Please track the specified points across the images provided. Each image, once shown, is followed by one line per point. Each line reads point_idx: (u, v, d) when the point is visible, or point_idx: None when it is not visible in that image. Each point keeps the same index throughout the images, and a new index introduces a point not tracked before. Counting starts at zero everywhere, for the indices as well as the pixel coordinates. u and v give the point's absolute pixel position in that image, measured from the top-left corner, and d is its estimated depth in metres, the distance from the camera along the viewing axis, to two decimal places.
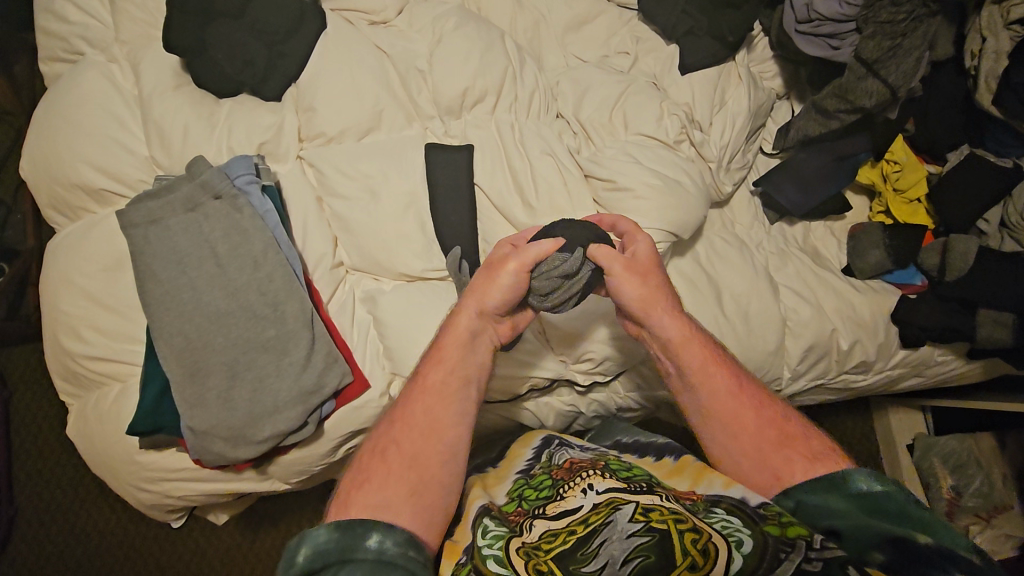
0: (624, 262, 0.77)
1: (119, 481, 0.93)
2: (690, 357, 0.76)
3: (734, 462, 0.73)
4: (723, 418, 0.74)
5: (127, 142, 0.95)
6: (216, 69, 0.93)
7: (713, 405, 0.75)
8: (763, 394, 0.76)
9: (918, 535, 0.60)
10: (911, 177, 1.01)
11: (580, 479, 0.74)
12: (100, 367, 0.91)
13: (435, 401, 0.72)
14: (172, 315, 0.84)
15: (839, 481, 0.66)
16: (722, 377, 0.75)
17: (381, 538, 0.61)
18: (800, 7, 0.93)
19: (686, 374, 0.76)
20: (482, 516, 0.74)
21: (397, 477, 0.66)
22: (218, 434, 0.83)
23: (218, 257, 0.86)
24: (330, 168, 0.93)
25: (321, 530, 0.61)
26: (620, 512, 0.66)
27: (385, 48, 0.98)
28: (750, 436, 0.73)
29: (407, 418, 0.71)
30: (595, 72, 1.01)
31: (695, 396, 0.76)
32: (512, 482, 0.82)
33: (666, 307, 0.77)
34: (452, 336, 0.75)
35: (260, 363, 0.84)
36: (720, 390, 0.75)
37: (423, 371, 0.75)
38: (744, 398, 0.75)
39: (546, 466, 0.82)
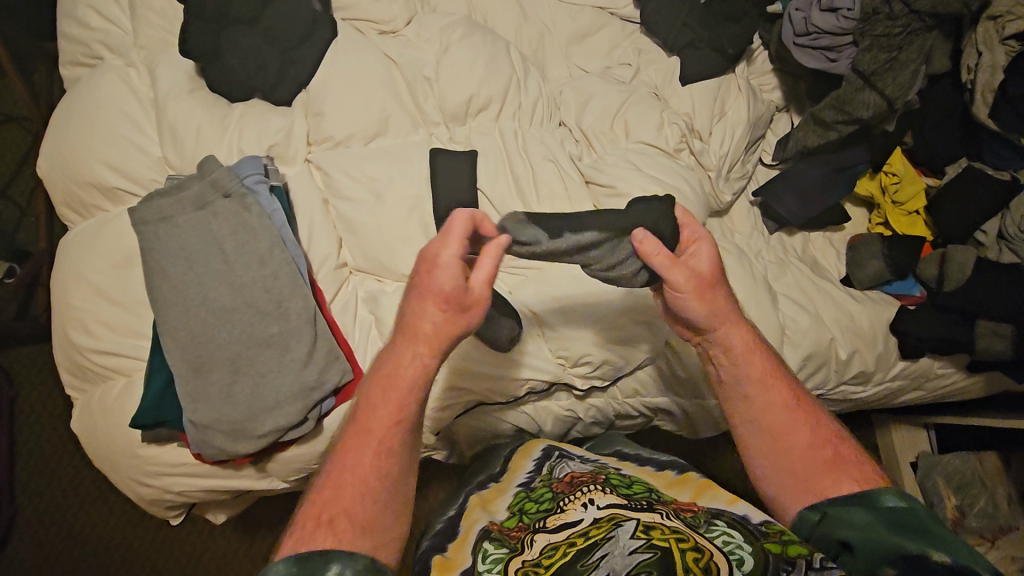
0: (699, 284, 0.70)
1: (120, 475, 0.94)
2: (750, 371, 0.72)
3: (776, 478, 0.71)
4: (775, 433, 0.71)
5: (141, 143, 0.98)
6: (230, 74, 0.97)
7: (767, 420, 0.71)
8: (815, 409, 0.74)
9: (934, 552, 0.59)
10: (909, 190, 1.02)
11: (582, 493, 0.75)
12: (106, 361, 0.93)
13: (382, 454, 0.64)
14: (178, 311, 0.86)
15: (867, 496, 0.66)
16: (778, 390, 0.72)
17: (342, 568, 0.56)
18: (798, 20, 0.95)
19: (743, 384, 0.72)
20: (482, 540, 0.75)
21: (353, 543, 0.59)
22: (219, 428, 0.84)
23: (225, 254, 0.87)
24: (336, 170, 0.96)
25: (279, 565, 0.56)
26: (621, 528, 0.66)
27: (394, 57, 1.01)
28: (799, 454, 0.70)
29: (357, 467, 0.63)
30: (597, 82, 1.03)
31: (750, 408, 0.72)
32: (512, 495, 0.85)
33: (729, 319, 0.72)
34: (389, 373, 0.66)
35: (262, 359, 0.85)
36: (777, 404, 0.72)
37: (366, 417, 0.65)
38: (799, 413, 0.72)
39: (546, 479, 0.84)
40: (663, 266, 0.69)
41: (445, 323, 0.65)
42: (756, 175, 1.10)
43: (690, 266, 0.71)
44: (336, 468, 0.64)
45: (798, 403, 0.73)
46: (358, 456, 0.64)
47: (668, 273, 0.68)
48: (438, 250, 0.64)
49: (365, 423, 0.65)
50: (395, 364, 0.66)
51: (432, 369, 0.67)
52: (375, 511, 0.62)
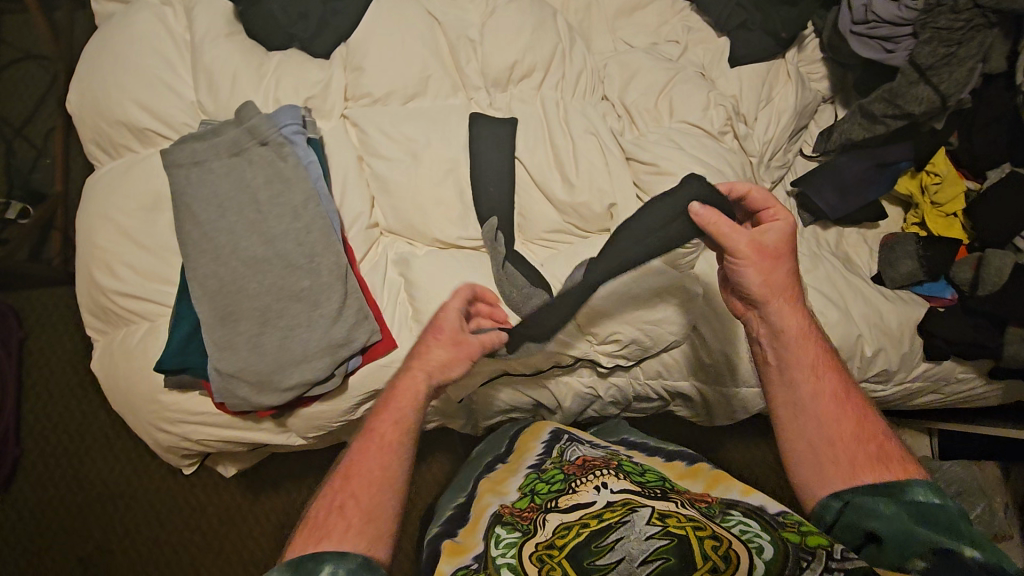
0: (761, 248, 0.70)
1: (138, 420, 0.94)
2: (808, 354, 0.71)
3: (812, 465, 0.69)
4: (821, 419, 0.70)
5: (175, 85, 0.95)
6: (271, 21, 0.95)
7: (808, 405, 0.70)
8: (867, 406, 0.72)
9: (965, 548, 0.59)
10: (949, 191, 1.01)
11: (594, 477, 0.76)
12: (131, 305, 0.92)
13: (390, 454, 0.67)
14: (209, 258, 0.85)
15: (896, 488, 0.65)
16: (832, 380, 0.71)
17: (333, 568, 0.58)
18: (857, 7, 0.92)
19: (790, 368, 0.72)
20: (494, 524, 0.75)
21: (356, 528, 0.62)
22: (244, 378, 0.83)
23: (258, 204, 0.86)
24: (373, 128, 0.94)
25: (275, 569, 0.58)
26: (637, 513, 0.67)
27: (438, 16, 0.99)
28: (843, 443, 0.69)
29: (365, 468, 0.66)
30: (644, 58, 1.01)
31: (798, 390, 0.71)
32: (523, 476, 0.85)
33: (788, 294, 0.72)
34: (398, 395, 0.71)
35: (291, 312, 0.84)
36: (828, 389, 0.71)
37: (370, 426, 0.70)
38: (849, 404, 0.71)
39: (558, 461, 0.85)
40: (730, 237, 0.69)
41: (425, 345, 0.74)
42: (795, 166, 1.08)
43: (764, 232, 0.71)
44: (345, 467, 0.67)
45: (845, 393, 0.71)
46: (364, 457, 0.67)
47: (728, 233, 0.69)
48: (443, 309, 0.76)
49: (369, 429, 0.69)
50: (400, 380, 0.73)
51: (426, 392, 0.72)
52: (373, 506, 0.64)
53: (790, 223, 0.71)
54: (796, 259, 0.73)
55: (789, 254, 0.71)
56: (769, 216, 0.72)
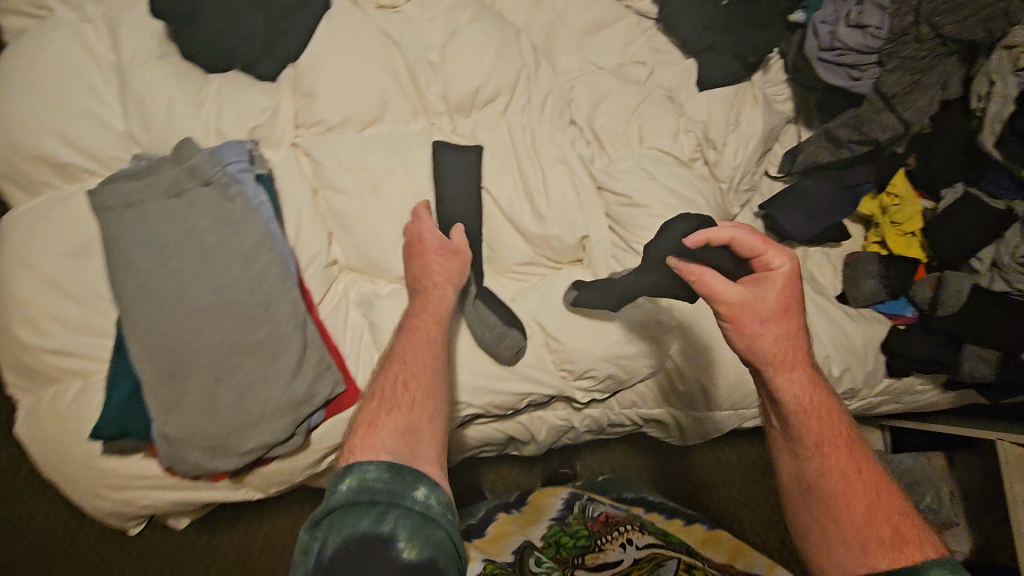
0: (747, 307, 0.66)
1: (73, 488, 0.84)
2: (814, 424, 0.66)
3: (819, 545, 0.63)
4: (826, 493, 0.64)
5: (100, 113, 0.86)
6: (209, 42, 0.85)
7: (813, 479, 0.65)
8: (886, 484, 0.64)
9: None
10: (908, 211, 1.03)
11: (619, 533, 0.79)
12: (59, 362, 0.82)
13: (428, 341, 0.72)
14: (148, 311, 0.76)
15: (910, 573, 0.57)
16: (842, 454, 0.65)
17: (428, 492, 0.56)
18: (824, 34, 0.92)
19: (793, 437, 0.66)
20: (530, 550, 0.76)
21: (420, 402, 0.66)
22: (196, 443, 0.76)
23: (204, 249, 0.78)
24: (329, 159, 0.87)
25: (371, 466, 0.56)
26: (663, 567, 0.70)
27: (395, 37, 0.92)
28: (851, 522, 0.62)
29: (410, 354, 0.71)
30: (612, 80, 0.98)
31: (804, 462, 0.66)
32: (546, 526, 0.84)
33: (787, 358, 0.66)
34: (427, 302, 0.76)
35: (246, 368, 0.77)
36: (838, 463, 0.64)
37: (405, 331, 0.74)
38: (861, 480, 0.64)
39: (582, 516, 0.85)
40: (717, 292, 0.66)
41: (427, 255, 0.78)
42: (760, 188, 1.07)
43: (756, 291, 0.66)
44: (390, 361, 0.71)
45: (855, 469, 0.64)
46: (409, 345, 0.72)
47: (711, 287, 0.66)
48: (421, 232, 0.80)
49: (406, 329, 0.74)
50: (421, 287, 0.78)
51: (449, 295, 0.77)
52: (429, 386, 0.69)
53: (784, 278, 0.67)
54: (800, 316, 0.68)
55: (784, 313, 0.66)
56: (765, 263, 0.68)
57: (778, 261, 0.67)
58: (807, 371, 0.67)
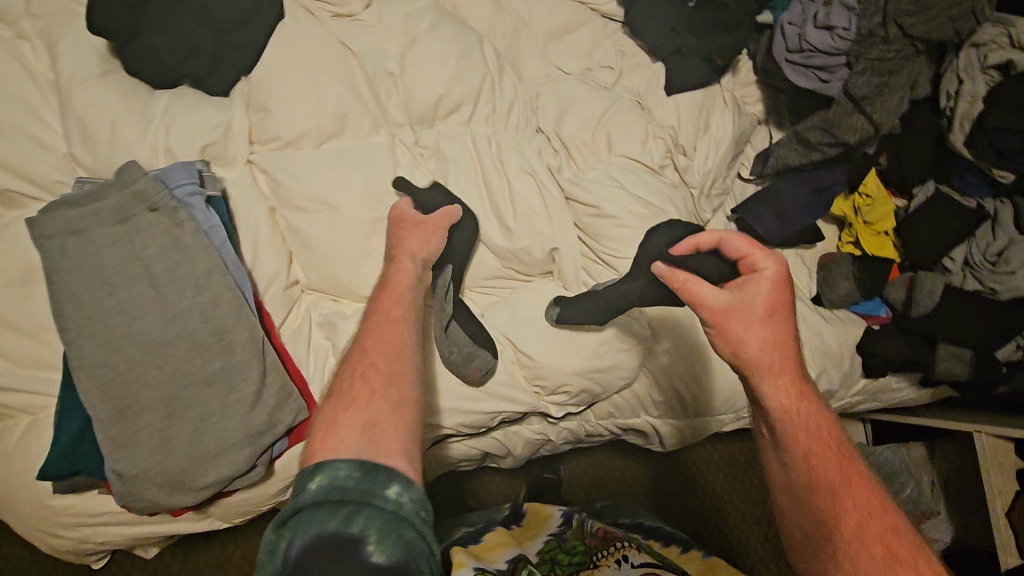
0: (728, 310, 0.62)
1: (28, 528, 0.81)
2: (804, 435, 0.61)
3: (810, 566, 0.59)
4: (817, 510, 0.59)
5: (40, 136, 0.81)
6: (154, 58, 0.81)
7: (804, 494, 0.61)
8: (888, 506, 0.58)
9: None
10: (881, 211, 1.02)
11: (615, 549, 0.76)
12: (4, 400, 0.78)
13: (395, 328, 0.67)
14: (96, 345, 0.73)
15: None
16: (834, 468, 0.60)
17: (400, 491, 0.51)
18: (792, 35, 0.90)
19: (782, 448, 0.62)
20: (523, 564, 0.74)
21: (381, 394, 0.61)
22: (152, 480, 0.73)
23: (153, 278, 0.74)
24: (286, 176, 0.84)
25: (342, 464, 0.52)
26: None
27: (351, 47, 0.89)
28: (844, 542, 0.57)
29: (372, 345, 0.65)
30: (578, 86, 0.95)
31: (794, 475, 0.61)
32: (543, 542, 0.81)
33: (775, 365, 0.62)
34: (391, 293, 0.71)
35: (201, 400, 0.74)
36: (829, 477, 0.60)
37: (370, 320, 0.69)
38: (854, 496, 0.59)
39: (579, 532, 0.83)
40: (698, 298, 0.63)
41: (402, 233, 0.78)
42: (733, 190, 1.05)
43: (739, 295, 0.63)
44: (352, 355, 0.66)
45: (850, 486, 0.59)
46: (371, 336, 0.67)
47: (690, 291, 0.64)
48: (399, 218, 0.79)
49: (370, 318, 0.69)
50: (386, 278, 0.73)
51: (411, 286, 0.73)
52: (396, 375, 0.63)
53: (770, 281, 0.63)
54: (790, 321, 0.63)
55: (771, 318, 0.63)
56: (752, 266, 0.64)
57: (764, 264, 0.63)
58: (798, 380, 0.63)
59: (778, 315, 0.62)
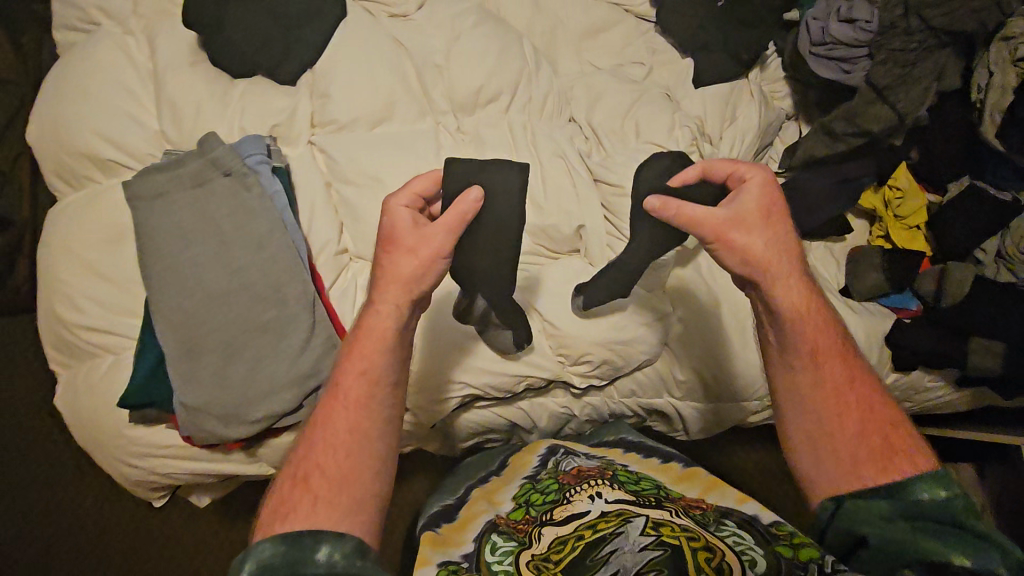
0: (733, 220, 0.65)
1: (105, 454, 0.92)
2: (810, 337, 0.67)
3: (808, 458, 0.66)
4: (821, 411, 0.66)
5: (137, 115, 0.94)
6: (234, 49, 0.93)
7: (811, 397, 0.66)
8: (875, 393, 0.67)
9: (957, 557, 0.55)
10: (912, 204, 1.02)
11: (588, 486, 0.78)
12: (94, 339, 0.90)
13: (357, 411, 0.65)
14: (172, 291, 0.84)
15: (898, 488, 0.61)
16: (834, 365, 0.67)
17: (330, 549, 0.57)
18: (815, 29, 0.96)
19: (787, 354, 0.67)
20: (490, 531, 0.77)
21: (337, 474, 0.62)
22: (212, 412, 0.82)
23: (223, 235, 0.85)
24: (341, 155, 0.94)
25: (266, 545, 0.57)
26: (630, 524, 0.69)
27: (403, 42, 0.99)
28: (843, 435, 0.64)
29: (333, 428, 0.65)
30: (609, 80, 1.02)
31: (797, 375, 0.67)
32: (518, 487, 0.86)
33: (779, 272, 0.66)
34: (371, 333, 0.67)
35: (257, 344, 0.83)
36: (830, 374, 0.66)
37: (343, 367, 0.67)
38: (852, 390, 0.66)
39: (553, 471, 0.86)
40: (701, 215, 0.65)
41: (385, 265, 0.68)
42: None
43: (738, 205, 0.66)
44: (315, 426, 0.66)
45: (848, 382, 0.67)
46: (331, 415, 0.65)
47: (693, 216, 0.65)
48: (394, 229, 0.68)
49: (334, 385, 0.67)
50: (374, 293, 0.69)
51: (393, 324, 0.67)
52: (357, 452, 0.64)
53: (766, 186, 0.67)
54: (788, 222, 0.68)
55: (772, 224, 0.66)
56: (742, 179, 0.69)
57: (750, 175, 0.68)
58: (802, 282, 0.67)
59: (775, 216, 0.66)
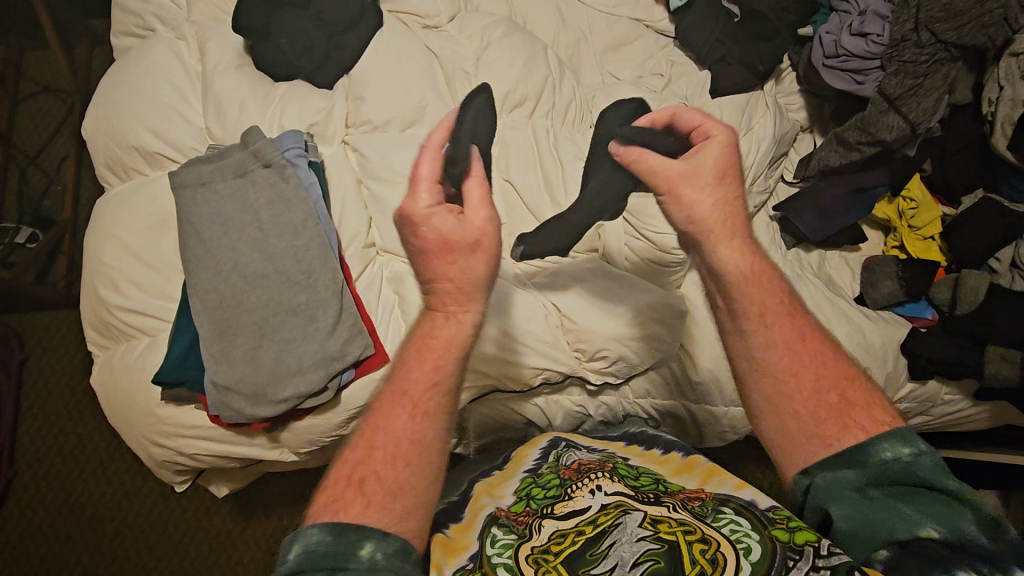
0: (683, 173, 0.68)
1: (135, 433, 0.96)
2: (756, 296, 0.66)
3: (773, 422, 0.64)
4: (779, 374, 0.64)
5: (184, 112, 1.01)
6: (277, 53, 1.00)
7: (767, 359, 0.65)
8: (834, 353, 0.66)
9: (923, 529, 0.55)
10: (926, 215, 1.04)
11: (589, 480, 0.74)
12: (132, 320, 0.95)
13: (418, 418, 0.60)
14: (209, 274, 0.88)
15: (860, 451, 0.60)
16: (783, 323, 0.65)
17: (374, 549, 0.52)
18: (828, 42, 1.01)
19: (738, 314, 0.66)
20: (490, 524, 0.72)
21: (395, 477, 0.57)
22: (240, 390, 0.86)
23: (260, 222, 0.90)
24: (372, 152, 0.98)
25: (313, 530, 0.53)
26: (629, 515, 0.65)
27: (435, 51, 1.04)
28: (802, 397, 0.63)
29: (391, 430, 0.59)
30: (631, 89, 1.07)
31: (750, 338, 0.66)
32: (519, 481, 0.81)
33: (726, 228, 0.67)
34: (438, 340, 0.62)
35: (287, 326, 0.87)
36: (781, 333, 0.65)
37: (407, 367, 0.62)
38: (808, 351, 0.65)
39: (554, 466, 0.81)
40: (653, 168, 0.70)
41: (462, 270, 0.62)
42: (776, 192, 1.13)
43: (693, 162, 0.68)
44: (372, 426, 0.60)
45: (804, 342, 0.65)
46: (392, 417, 0.60)
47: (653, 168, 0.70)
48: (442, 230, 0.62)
49: (398, 388, 0.61)
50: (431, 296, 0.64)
51: (465, 334, 0.63)
52: (417, 461, 0.59)
53: (721, 143, 0.68)
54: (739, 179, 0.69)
55: (724, 179, 0.68)
56: (704, 134, 0.70)
57: (714, 130, 0.69)
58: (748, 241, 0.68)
59: (727, 175, 0.67)
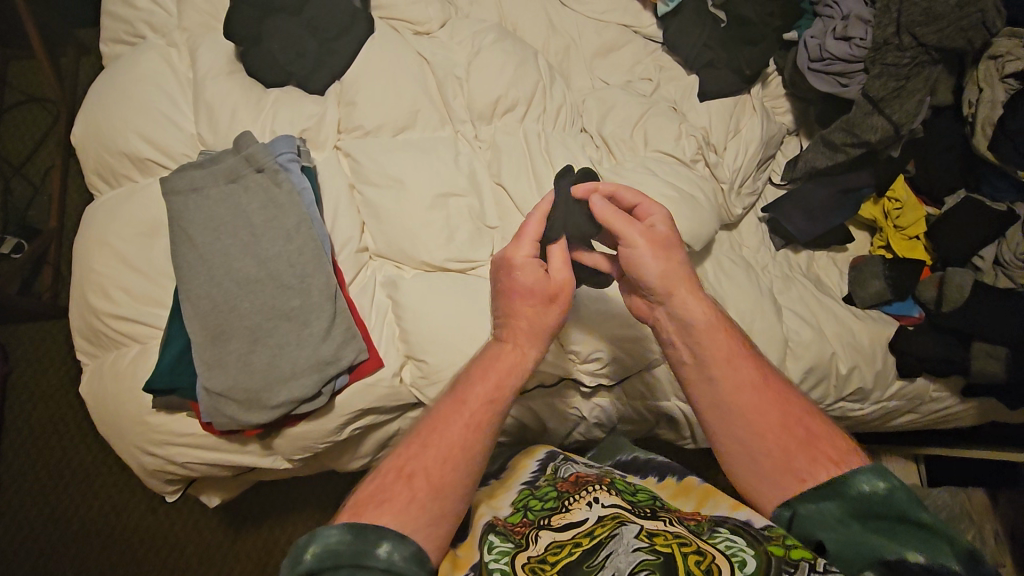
0: (642, 237, 0.74)
1: (125, 442, 0.94)
2: (721, 343, 0.73)
3: (746, 463, 0.70)
4: (745, 415, 0.70)
5: (175, 118, 1.00)
6: (270, 58, 1.00)
7: (732, 403, 0.71)
8: (789, 390, 0.73)
9: (908, 553, 0.58)
10: (911, 215, 1.06)
11: (586, 493, 0.73)
12: (122, 327, 0.94)
13: (471, 430, 0.69)
14: (201, 280, 0.87)
15: (839, 484, 0.64)
16: (747, 366, 0.72)
17: (391, 549, 0.60)
18: (813, 46, 1.03)
19: (703, 364, 0.73)
20: (487, 532, 0.71)
21: (437, 477, 0.66)
22: (233, 397, 0.85)
23: (253, 227, 0.89)
24: (363, 157, 0.98)
25: (334, 530, 0.60)
26: (626, 527, 0.65)
27: (427, 56, 1.04)
28: (771, 434, 0.69)
29: (446, 434, 0.68)
30: (620, 93, 1.09)
31: (720, 381, 0.72)
32: (517, 492, 0.80)
33: (681, 286, 0.74)
34: (500, 361, 0.73)
35: (281, 331, 0.87)
36: (746, 377, 0.72)
37: (470, 380, 0.73)
38: (766, 391, 0.71)
39: (552, 478, 0.80)
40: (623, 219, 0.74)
41: (536, 313, 0.73)
42: (765, 194, 1.14)
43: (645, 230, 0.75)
44: (425, 431, 0.69)
45: (763, 382, 0.72)
46: (449, 423, 0.69)
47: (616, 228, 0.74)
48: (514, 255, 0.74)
49: (460, 398, 0.71)
50: (504, 324, 0.75)
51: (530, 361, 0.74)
52: (463, 467, 0.67)
53: (661, 217, 0.75)
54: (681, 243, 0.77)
55: (672, 245, 0.75)
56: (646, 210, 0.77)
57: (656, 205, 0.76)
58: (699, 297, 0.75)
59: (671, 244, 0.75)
